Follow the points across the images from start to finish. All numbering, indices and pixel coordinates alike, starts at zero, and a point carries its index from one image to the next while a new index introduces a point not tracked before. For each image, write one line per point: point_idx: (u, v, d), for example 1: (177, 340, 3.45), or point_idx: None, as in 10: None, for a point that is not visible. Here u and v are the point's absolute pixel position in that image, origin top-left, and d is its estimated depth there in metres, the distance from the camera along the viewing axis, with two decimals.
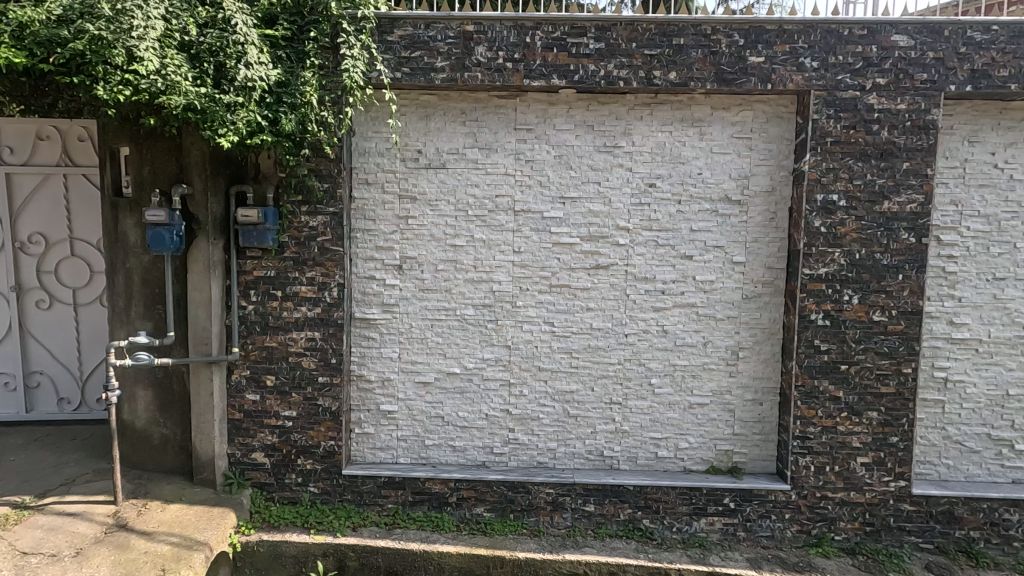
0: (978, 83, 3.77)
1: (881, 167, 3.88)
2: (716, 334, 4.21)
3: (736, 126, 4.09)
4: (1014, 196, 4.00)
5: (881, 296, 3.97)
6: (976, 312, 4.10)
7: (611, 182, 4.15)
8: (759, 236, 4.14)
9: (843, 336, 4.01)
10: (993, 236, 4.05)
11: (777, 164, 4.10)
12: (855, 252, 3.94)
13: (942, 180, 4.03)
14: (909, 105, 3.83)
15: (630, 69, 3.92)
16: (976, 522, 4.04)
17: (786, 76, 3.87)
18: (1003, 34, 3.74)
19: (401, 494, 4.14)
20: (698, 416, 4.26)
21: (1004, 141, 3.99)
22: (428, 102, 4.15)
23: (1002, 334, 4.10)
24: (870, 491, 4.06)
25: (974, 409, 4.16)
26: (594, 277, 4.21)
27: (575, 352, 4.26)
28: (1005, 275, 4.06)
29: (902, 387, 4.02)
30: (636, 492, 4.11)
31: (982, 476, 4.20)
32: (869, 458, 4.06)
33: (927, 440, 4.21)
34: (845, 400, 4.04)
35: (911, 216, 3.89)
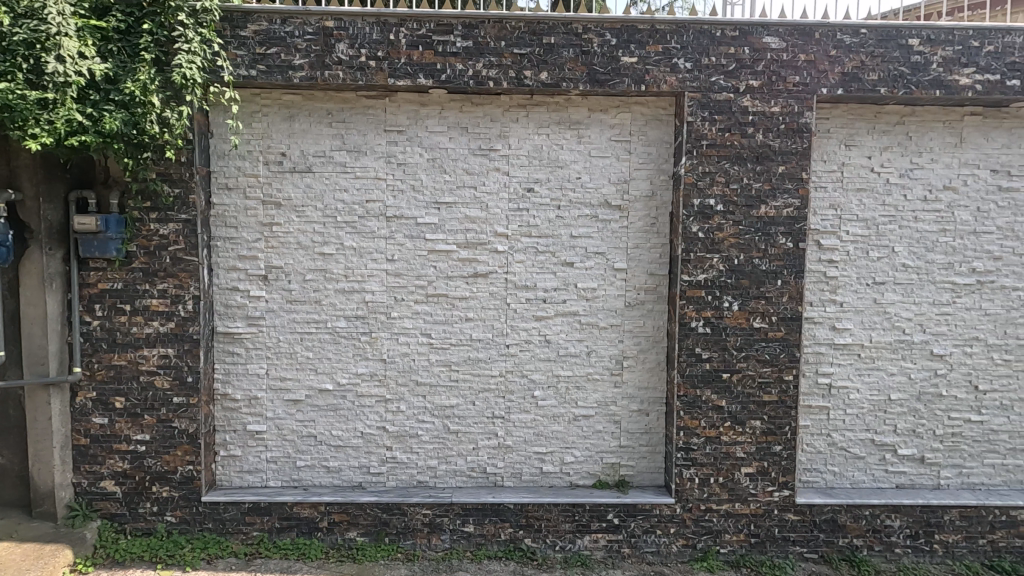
0: (849, 86, 3.78)
1: (757, 171, 3.82)
2: (599, 343, 4.09)
3: (614, 128, 3.97)
4: (890, 200, 4.03)
5: (760, 302, 3.89)
6: (857, 316, 4.09)
7: (488, 186, 3.98)
8: (640, 242, 4.04)
9: (724, 344, 3.91)
10: (872, 240, 4.06)
11: (657, 168, 4.00)
12: (734, 257, 3.86)
13: (821, 184, 4.02)
14: (783, 108, 3.79)
15: (499, 69, 3.74)
16: (858, 530, 4.00)
17: (660, 77, 3.77)
18: (870, 38, 3.77)
19: (268, 520, 3.89)
20: (583, 429, 4.13)
21: (879, 145, 4.01)
22: (291, 102, 3.88)
23: (882, 339, 4.10)
24: (754, 502, 3.98)
25: (857, 414, 4.14)
26: (473, 286, 4.03)
27: (454, 365, 4.07)
28: (884, 280, 4.08)
29: (784, 395, 3.94)
30: (517, 509, 3.95)
31: (867, 482, 4.18)
32: (753, 468, 3.97)
33: (812, 447, 4.17)
34: (728, 410, 3.94)
35: (788, 220, 3.84)
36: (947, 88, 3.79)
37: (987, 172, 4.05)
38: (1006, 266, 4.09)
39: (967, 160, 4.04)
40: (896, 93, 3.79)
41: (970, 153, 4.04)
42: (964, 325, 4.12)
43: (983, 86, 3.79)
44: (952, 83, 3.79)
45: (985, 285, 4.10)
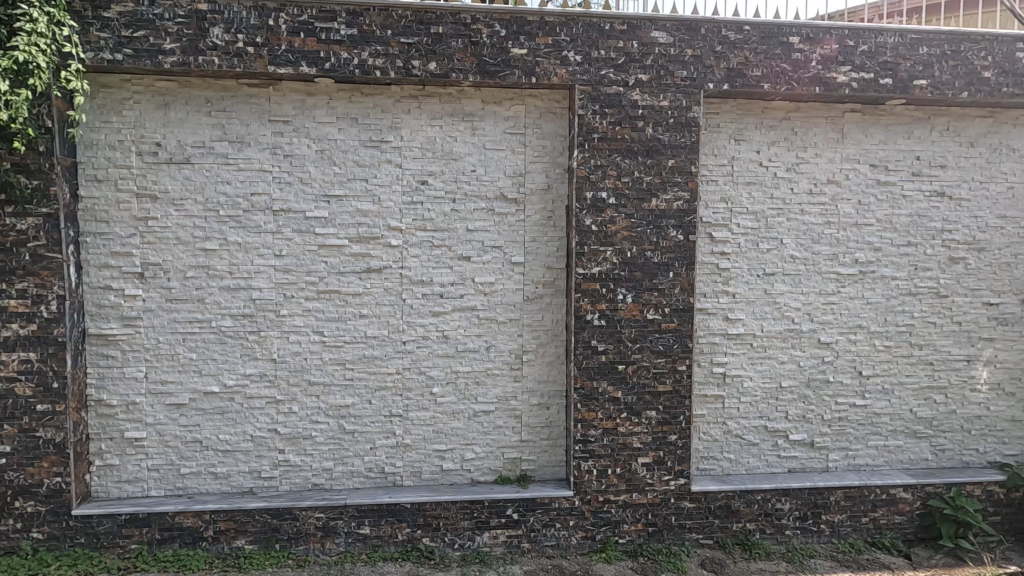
0: (734, 82, 3.88)
1: (647, 165, 3.88)
2: (498, 338, 4.07)
3: (508, 121, 3.95)
4: (778, 193, 4.16)
5: (653, 294, 3.97)
6: (749, 306, 4.21)
7: (380, 179, 3.88)
8: (536, 235, 4.04)
9: (619, 336, 3.97)
10: (761, 232, 4.17)
11: (552, 161, 4.01)
12: (626, 250, 3.92)
13: (713, 177, 4.11)
14: (671, 102, 3.85)
15: (386, 58, 3.64)
16: (751, 514, 4.12)
17: (550, 70, 3.77)
18: (754, 35, 3.87)
19: (147, 532, 3.67)
20: (484, 425, 4.10)
21: (767, 140, 4.14)
22: (166, 89, 3.68)
23: (773, 328, 4.23)
24: (651, 491, 4.04)
25: (751, 402, 4.26)
26: (367, 282, 3.93)
27: (348, 364, 3.96)
28: (774, 271, 4.20)
29: (678, 384, 4.03)
30: (414, 509, 3.88)
31: (761, 468, 4.31)
32: (649, 458, 4.03)
33: (708, 435, 4.26)
34: (624, 401, 4.00)
35: (678, 213, 3.93)
36: (826, 85, 3.94)
37: (867, 166, 4.23)
38: (885, 257, 4.29)
39: (849, 155, 4.21)
40: (778, 89, 3.92)
41: (852, 148, 4.21)
42: (849, 314, 4.29)
43: (859, 83, 3.95)
44: (830, 80, 3.94)
45: (867, 275, 4.28)
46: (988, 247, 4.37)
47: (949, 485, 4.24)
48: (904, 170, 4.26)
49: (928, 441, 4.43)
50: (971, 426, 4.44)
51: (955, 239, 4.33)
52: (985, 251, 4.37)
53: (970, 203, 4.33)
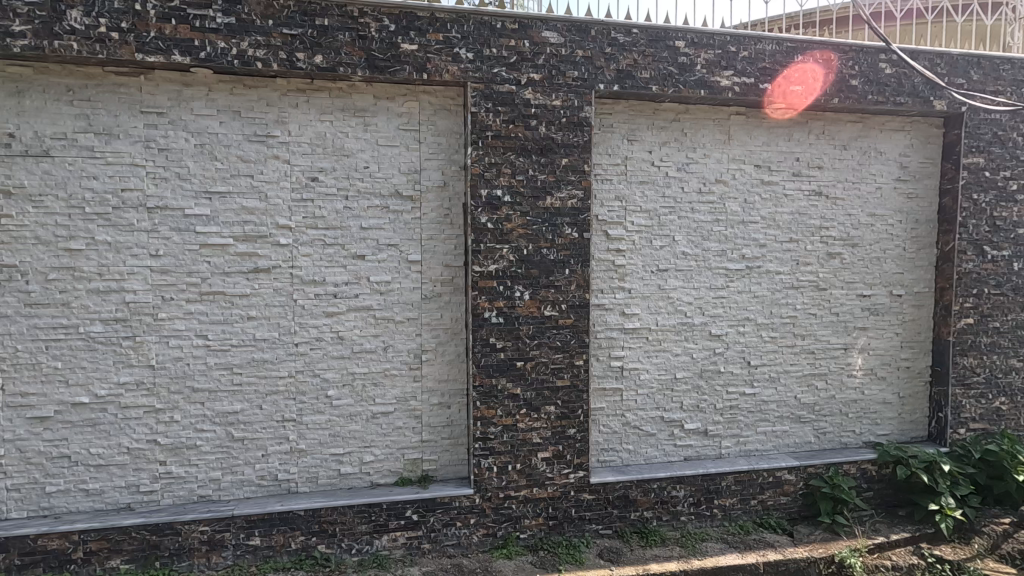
0: (623, 83, 4.01)
1: (541, 163, 3.94)
2: (396, 338, 4.01)
3: (402, 117, 3.90)
4: (669, 192, 4.35)
5: (550, 291, 4.04)
6: (643, 302, 4.38)
7: (266, 175, 3.73)
8: (434, 234, 4.01)
9: (517, 333, 4.01)
10: (654, 230, 4.36)
11: (448, 159, 3.99)
12: (523, 247, 3.97)
13: (607, 177, 4.25)
14: (563, 101, 3.94)
15: (268, 49, 3.50)
16: (648, 502, 4.28)
17: (441, 67, 3.75)
18: (641, 38, 4.02)
19: (5, 558, 3.38)
20: (383, 426, 4.03)
21: (658, 140, 4.31)
22: (20, 75, 3.38)
23: (666, 322, 4.43)
24: (551, 485, 4.11)
25: (647, 394, 4.44)
26: (254, 282, 3.77)
27: (236, 369, 3.78)
28: (667, 268, 4.40)
29: (576, 379, 4.13)
30: (308, 516, 3.75)
31: (658, 457, 4.49)
32: (549, 452, 4.10)
33: (608, 427, 4.39)
34: (523, 397, 4.05)
35: (573, 211, 4.02)
36: (710, 88, 4.13)
37: (752, 166, 4.46)
38: (770, 253, 4.54)
39: (735, 156, 4.43)
40: (666, 91, 4.08)
41: (737, 149, 4.44)
42: (737, 307, 4.52)
43: (740, 88, 4.17)
44: (714, 84, 4.14)
45: (753, 270, 4.52)
46: (861, 243, 4.71)
47: (828, 465, 4.54)
48: (786, 171, 4.53)
49: (811, 425, 4.73)
50: (848, 409, 4.78)
51: (831, 235, 4.65)
52: (859, 247, 4.71)
53: (844, 202, 4.66)
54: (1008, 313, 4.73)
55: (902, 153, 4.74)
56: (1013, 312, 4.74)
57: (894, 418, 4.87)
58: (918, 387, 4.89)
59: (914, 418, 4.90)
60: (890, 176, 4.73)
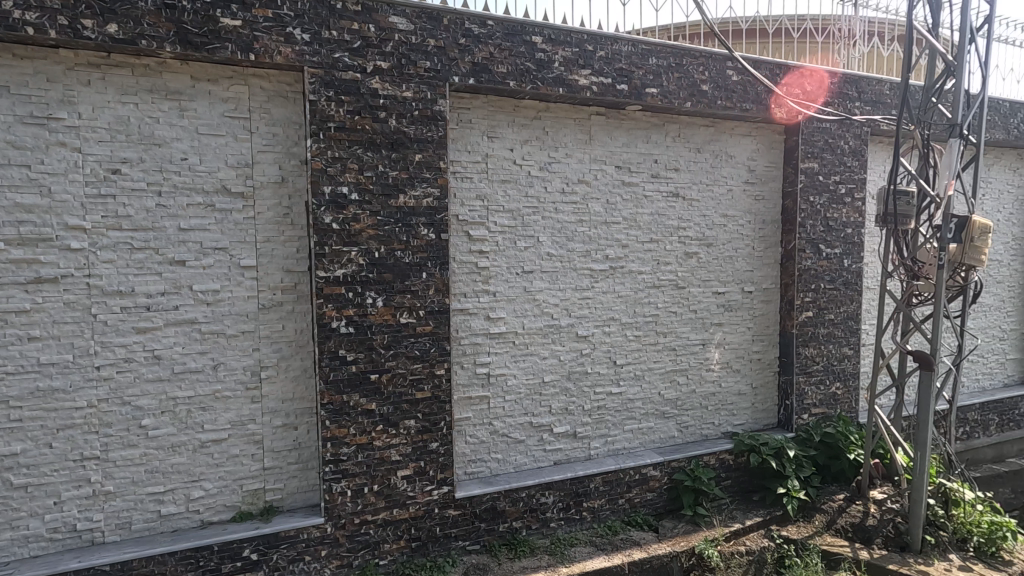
0: (479, 77, 3.84)
1: (392, 158, 3.66)
2: (228, 354, 3.52)
3: (228, 103, 3.42)
4: (532, 192, 4.26)
5: (406, 296, 3.76)
6: (509, 305, 4.25)
7: (49, 165, 3.09)
8: (271, 235, 3.57)
9: (370, 343, 3.68)
10: (518, 230, 4.24)
11: (286, 151, 3.57)
12: (374, 250, 3.65)
13: (467, 175, 4.07)
14: (415, 93, 3.68)
15: (42, 13, 2.89)
16: (517, 512, 4.14)
17: (272, 47, 3.32)
18: (497, 31, 3.86)
19: None
20: (214, 456, 3.52)
21: (519, 138, 4.21)
22: None
23: (533, 325, 4.33)
24: (413, 505, 3.83)
25: (515, 399, 4.31)
26: (37, 295, 3.11)
27: (13, 401, 3.10)
28: (532, 269, 4.30)
29: (438, 390, 3.89)
30: (115, 571, 3.17)
31: (527, 463, 4.39)
32: (409, 469, 3.82)
33: (475, 437, 4.21)
34: (379, 412, 3.73)
35: (429, 211, 3.78)
36: (568, 87, 4.08)
37: (612, 167, 4.51)
38: (632, 253, 4.61)
39: (596, 156, 4.45)
40: (524, 87, 3.96)
41: (598, 150, 4.46)
42: (602, 307, 4.55)
43: (598, 87, 4.17)
44: (572, 82, 4.09)
45: (616, 270, 4.57)
46: (715, 242, 4.92)
47: (689, 458, 4.69)
48: (645, 172, 4.62)
49: (674, 420, 4.88)
50: (708, 402, 4.99)
51: (688, 235, 4.81)
52: (713, 247, 4.92)
53: (700, 203, 4.84)
54: (841, 306, 5.17)
55: (750, 157, 5.01)
56: (845, 304, 5.19)
57: (748, 408, 5.16)
58: (768, 377, 5.21)
59: (766, 406, 5.22)
60: (740, 179, 4.99)
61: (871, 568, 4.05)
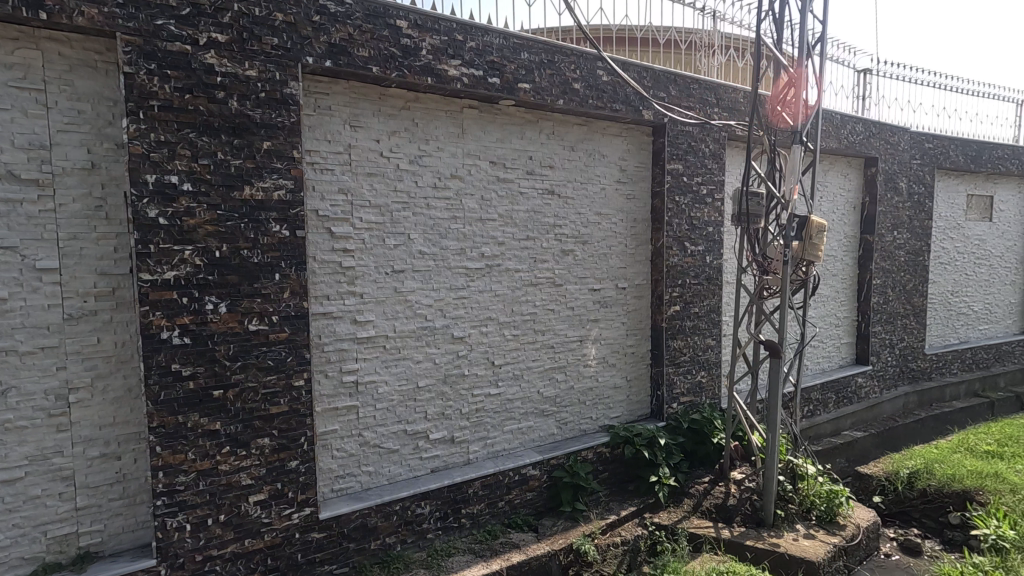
0: (337, 60, 3.52)
1: (234, 145, 3.23)
2: (21, 376, 2.90)
3: (12, 70, 2.82)
4: (401, 186, 4.02)
5: (256, 300, 3.36)
6: (378, 307, 3.98)
7: None
8: (79, 231, 3.01)
9: (212, 354, 3.24)
10: (386, 227, 3.97)
11: (96, 132, 3.02)
12: (214, 249, 3.21)
13: (328, 166, 3.73)
14: (260, 72, 3.28)
15: None
16: (390, 527, 3.89)
17: (71, 6, 2.77)
18: (357, 11, 3.57)
19: None
20: (5, 500, 2.89)
21: (386, 128, 3.94)
22: None
23: (405, 328, 4.10)
24: (269, 532, 3.44)
25: (387, 407, 4.05)
26: None
27: None
28: (403, 268, 4.06)
29: (296, 403, 3.52)
30: None
31: (402, 474, 4.15)
32: (264, 494, 3.43)
33: (342, 451, 3.89)
34: (226, 433, 3.30)
35: (280, 205, 3.40)
36: (437, 76, 3.89)
37: (487, 163, 4.39)
38: (508, 251, 4.53)
39: (469, 151, 4.31)
40: (388, 74, 3.70)
41: (471, 144, 4.32)
42: (479, 306, 4.42)
43: (469, 79, 4.02)
44: (441, 72, 3.91)
45: (493, 268, 4.46)
46: (590, 240, 4.99)
47: (568, 454, 4.72)
48: (520, 169, 4.56)
49: (553, 417, 4.90)
50: (585, 397, 5.07)
51: (564, 233, 4.83)
52: (588, 244, 4.98)
53: (574, 201, 4.88)
54: (704, 300, 5.50)
55: (621, 157, 5.14)
56: (708, 298, 5.52)
57: (623, 401, 5.31)
58: (641, 370, 5.40)
59: (639, 398, 5.41)
60: (612, 178, 5.10)
61: (731, 546, 4.32)
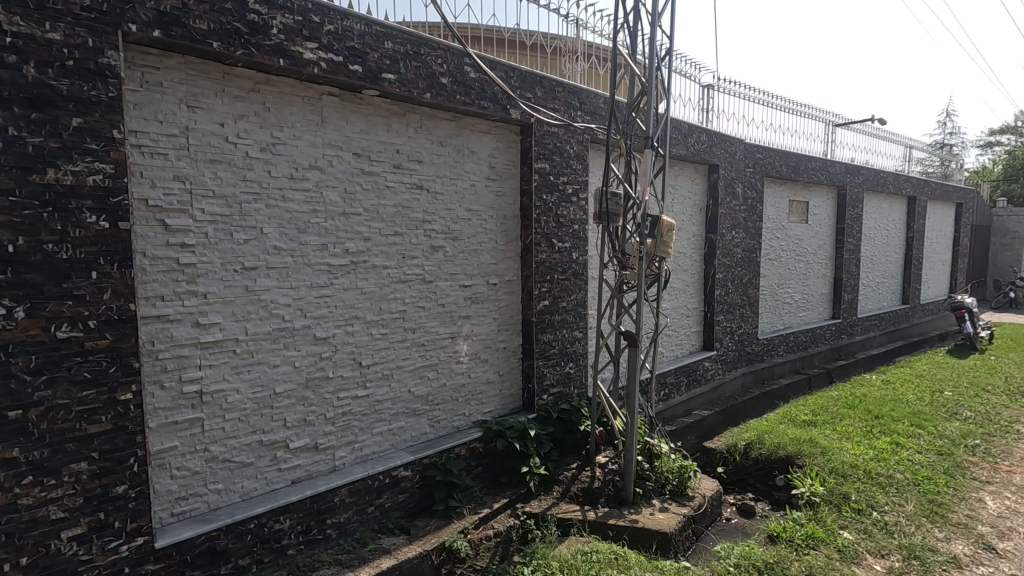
0: (168, 30, 3.13)
1: (32, 120, 2.73)
2: None
3: None
4: (252, 175, 3.68)
5: (66, 303, 2.87)
6: (226, 307, 3.61)
7: None
8: None
9: (5, 368, 2.71)
10: (235, 220, 3.62)
11: None
12: (6, 242, 2.69)
13: (160, 150, 3.31)
14: (67, 36, 2.81)
15: None
16: (243, 548, 3.56)
17: None
18: None
19: None
20: None
21: (232, 112, 3.60)
22: None
23: (259, 330, 3.77)
24: (89, 571, 2.98)
25: (238, 417, 3.71)
26: None
27: None
28: (255, 265, 3.72)
29: (123, 419, 3.08)
30: None
31: (258, 489, 3.83)
32: (82, 527, 2.95)
33: (184, 470, 3.48)
34: (27, 460, 2.78)
35: (97, 192, 2.94)
36: (291, 59, 3.62)
37: (350, 154, 4.18)
38: (375, 247, 4.37)
39: (330, 141, 4.07)
40: (232, 52, 3.37)
41: (332, 134, 4.09)
42: (343, 305, 4.21)
43: (328, 64, 3.79)
44: (296, 55, 3.64)
45: (358, 265, 4.27)
46: (460, 236, 4.98)
47: (441, 452, 4.68)
48: (386, 162, 4.40)
49: (425, 416, 4.83)
50: (458, 394, 5.06)
51: (433, 229, 4.76)
52: (459, 240, 4.97)
53: (444, 197, 4.83)
54: (571, 294, 5.75)
55: (491, 154, 5.19)
56: (575, 293, 5.79)
57: (496, 396, 5.39)
58: (513, 364, 5.52)
59: (511, 391, 5.53)
60: (482, 175, 5.13)
61: (595, 526, 4.56)
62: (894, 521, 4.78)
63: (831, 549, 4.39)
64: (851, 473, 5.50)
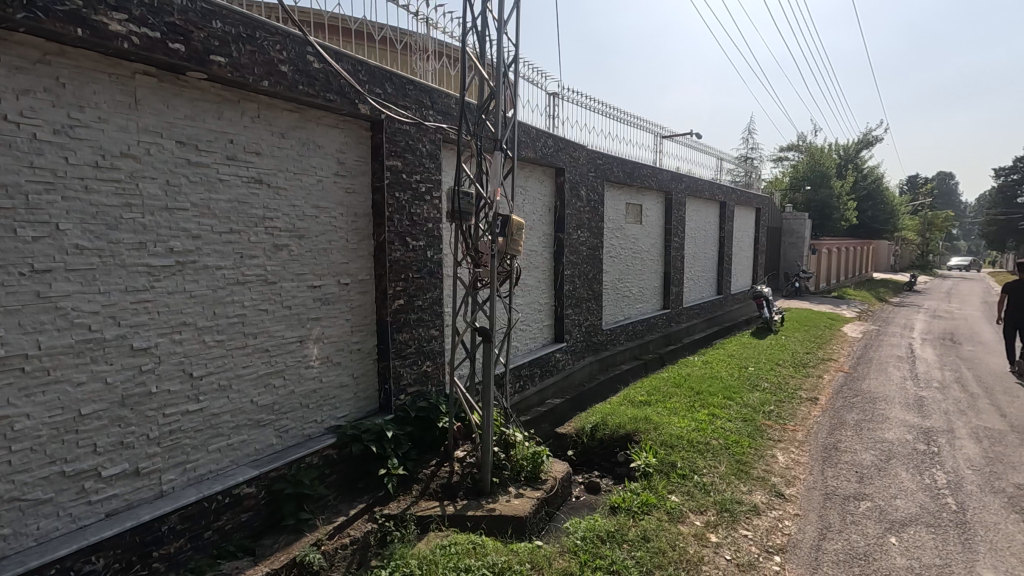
0: None
1: None
2: None
3: None
4: (42, 162, 3.14)
5: None
6: (10, 318, 3.04)
7: None
8: None
9: None
10: (19, 214, 3.06)
11: None
12: None
13: None
14: None
15: None
16: None
17: None
18: None
19: None
20: None
21: (13, 86, 3.03)
22: None
23: (57, 343, 3.23)
24: None
25: (31, 447, 3.14)
26: None
27: None
28: (50, 267, 3.18)
29: None
30: None
31: (60, 528, 3.28)
32: None
33: None
34: None
35: None
36: (92, 29, 3.15)
37: (172, 143, 3.75)
38: (206, 246, 3.97)
39: (146, 126, 3.61)
40: (11, 14, 2.83)
41: (149, 119, 3.63)
42: (168, 311, 3.76)
43: (141, 40, 3.36)
44: (98, 25, 3.17)
45: (186, 266, 3.85)
46: (307, 234, 4.72)
47: (290, 464, 4.41)
48: (217, 152, 4.02)
49: (271, 426, 4.51)
50: (307, 400, 4.81)
51: (276, 226, 4.46)
52: (305, 238, 4.71)
53: (287, 193, 4.55)
54: (427, 292, 5.76)
55: (339, 149, 5.00)
56: (430, 291, 5.81)
57: (350, 399, 5.21)
58: (368, 366, 5.38)
59: (367, 394, 5.39)
60: (329, 170, 4.91)
61: (454, 520, 4.62)
62: (710, 481, 5.56)
63: (661, 512, 4.97)
64: (677, 443, 6.27)
